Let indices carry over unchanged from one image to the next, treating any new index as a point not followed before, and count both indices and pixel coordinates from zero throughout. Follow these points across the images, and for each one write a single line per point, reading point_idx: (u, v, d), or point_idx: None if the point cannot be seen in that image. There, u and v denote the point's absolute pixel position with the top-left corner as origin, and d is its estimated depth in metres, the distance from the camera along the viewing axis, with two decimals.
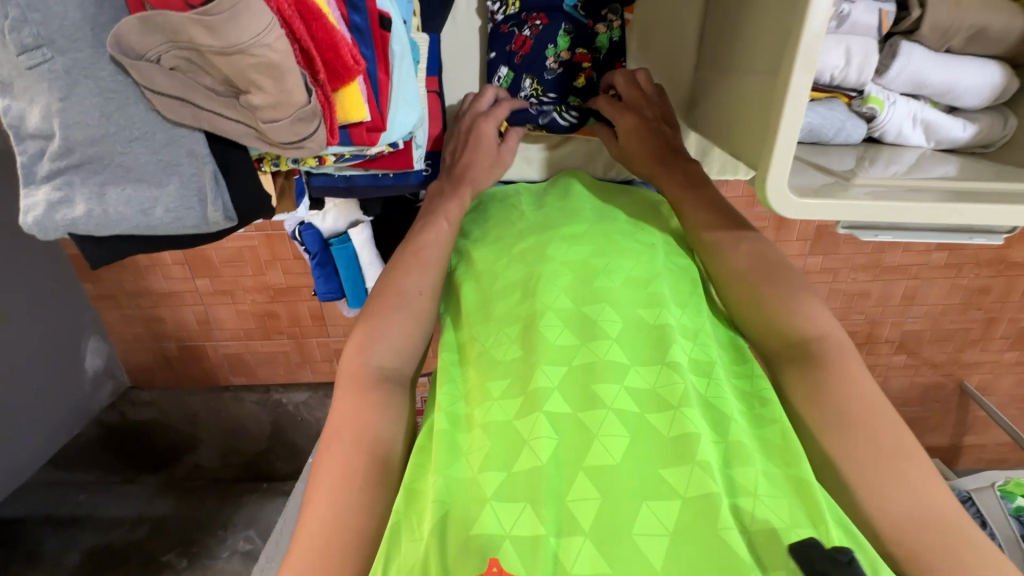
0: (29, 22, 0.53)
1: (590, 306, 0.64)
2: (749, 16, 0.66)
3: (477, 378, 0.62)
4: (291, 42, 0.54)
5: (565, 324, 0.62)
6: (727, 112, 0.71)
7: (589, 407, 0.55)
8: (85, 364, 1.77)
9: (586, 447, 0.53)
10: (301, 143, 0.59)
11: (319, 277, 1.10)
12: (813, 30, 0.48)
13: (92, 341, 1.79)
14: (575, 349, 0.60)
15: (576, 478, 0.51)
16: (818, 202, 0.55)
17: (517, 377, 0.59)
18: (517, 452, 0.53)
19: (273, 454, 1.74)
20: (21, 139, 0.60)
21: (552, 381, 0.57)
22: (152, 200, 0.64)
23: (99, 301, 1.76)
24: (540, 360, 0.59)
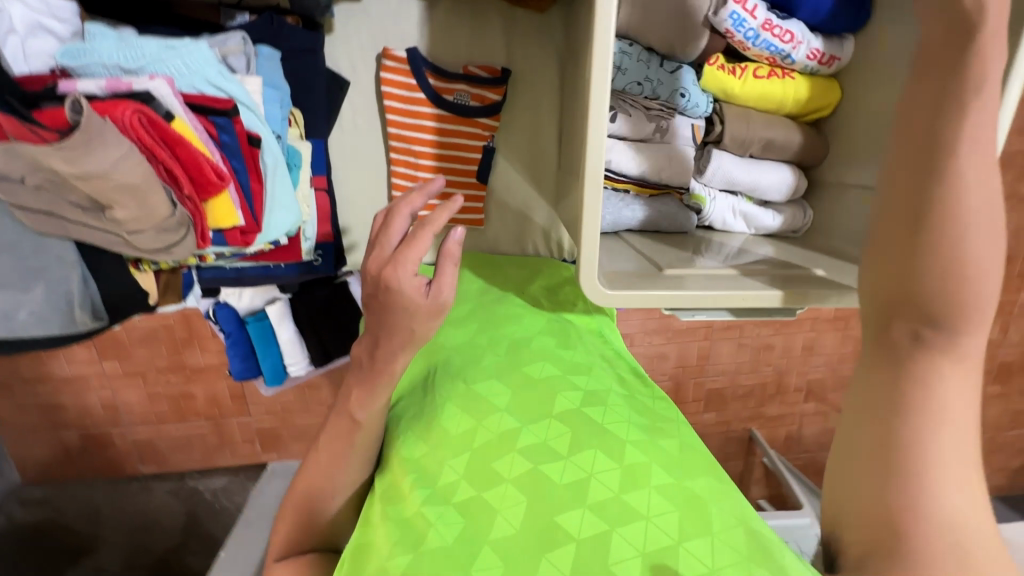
0: None
1: (476, 380, 0.60)
2: (575, 133, 0.80)
3: (392, 474, 0.56)
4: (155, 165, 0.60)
5: (457, 405, 0.58)
6: (573, 208, 0.82)
7: (486, 483, 0.50)
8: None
9: (489, 521, 0.48)
10: (169, 250, 0.64)
11: (233, 355, 1.06)
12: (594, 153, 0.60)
13: None
14: (472, 430, 0.55)
15: (481, 553, 0.46)
16: (624, 292, 0.65)
17: (419, 471, 0.54)
18: (422, 542, 0.48)
19: (187, 548, 1.69)
20: None
21: (456, 471, 0.52)
22: (16, 304, 0.65)
23: None
24: (443, 451, 0.54)
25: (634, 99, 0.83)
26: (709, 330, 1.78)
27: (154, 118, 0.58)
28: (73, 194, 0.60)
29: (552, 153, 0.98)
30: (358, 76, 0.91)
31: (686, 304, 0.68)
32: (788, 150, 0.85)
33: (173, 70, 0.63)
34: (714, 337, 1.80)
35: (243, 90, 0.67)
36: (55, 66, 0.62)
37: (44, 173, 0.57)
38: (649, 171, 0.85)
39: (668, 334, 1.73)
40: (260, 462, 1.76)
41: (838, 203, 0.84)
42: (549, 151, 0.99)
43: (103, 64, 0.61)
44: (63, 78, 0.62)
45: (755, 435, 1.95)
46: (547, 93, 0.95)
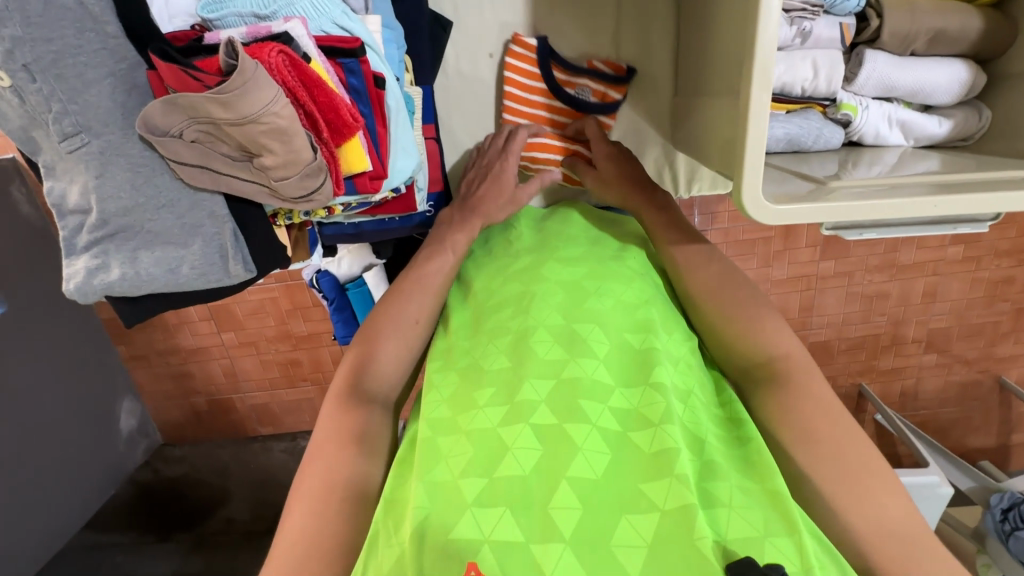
0: (70, 113, 0.60)
1: (580, 325, 0.65)
2: (711, 42, 0.71)
3: (468, 385, 0.63)
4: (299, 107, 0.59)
5: (556, 341, 0.63)
6: (704, 130, 0.75)
7: (571, 417, 0.56)
8: (121, 422, 1.80)
9: (568, 456, 0.53)
10: (310, 197, 0.65)
11: (338, 322, 1.09)
12: (764, 53, 0.53)
13: (126, 403, 1.82)
14: (562, 365, 0.61)
15: (559, 485, 0.51)
16: (792, 208, 0.58)
17: (504, 390, 0.60)
18: (500, 459, 0.54)
19: None
20: (63, 216, 0.68)
21: (540, 396, 0.58)
22: (179, 259, 0.70)
23: (133, 361, 1.79)
24: (529, 376, 0.60)
25: None
26: (814, 279, 1.63)
27: (295, 58, 0.58)
28: (224, 145, 0.61)
29: (667, 73, 0.90)
30: (460, 16, 0.89)
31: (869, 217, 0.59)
32: (964, 40, 0.72)
33: (303, 12, 0.63)
34: (820, 286, 1.64)
35: (366, 30, 0.67)
36: (195, 21, 0.64)
37: (200, 123, 0.59)
38: (790, 82, 0.76)
39: (768, 285, 1.60)
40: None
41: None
42: (662, 71, 0.91)
43: (239, 12, 0.62)
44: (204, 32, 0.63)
45: (865, 391, 1.79)
46: (660, 14, 0.87)
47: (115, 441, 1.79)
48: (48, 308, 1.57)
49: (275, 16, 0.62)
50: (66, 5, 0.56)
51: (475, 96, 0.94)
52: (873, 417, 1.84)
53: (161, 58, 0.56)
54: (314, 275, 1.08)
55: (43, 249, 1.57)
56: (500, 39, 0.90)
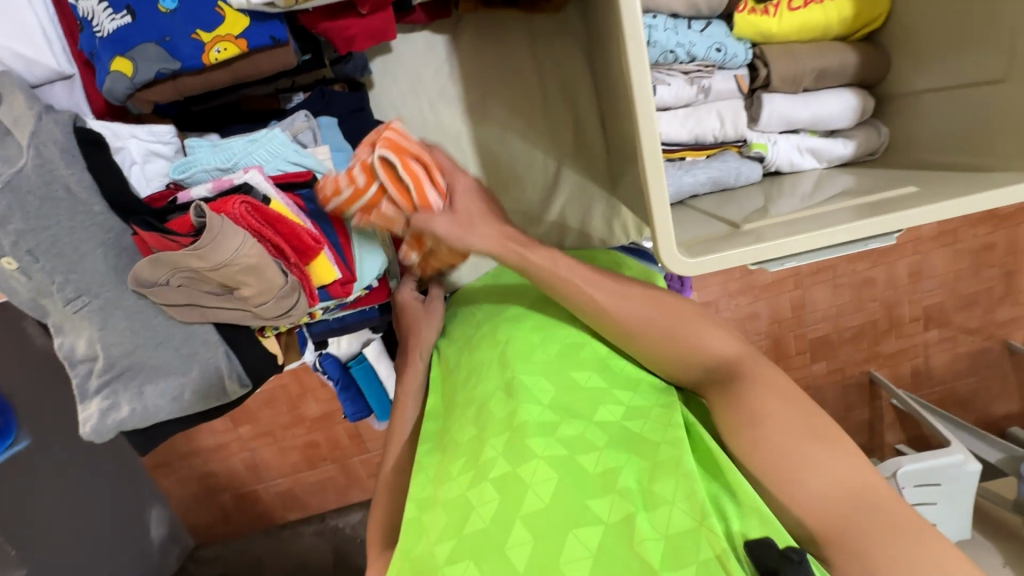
0: (71, 280, 0.68)
1: (524, 374, 0.68)
2: (621, 120, 0.81)
3: (445, 458, 0.67)
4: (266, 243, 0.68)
5: (504, 397, 0.66)
6: (635, 192, 0.83)
7: (522, 461, 0.59)
8: (152, 534, 1.82)
9: (522, 496, 0.57)
10: (289, 313, 0.73)
11: (345, 400, 1.08)
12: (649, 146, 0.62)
13: (156, 511, 1.84)
14: (513, 416, 0.64)
15: (513, 526, 0.56)
16: (706, 258, 0.65)
17: (469, 456, 0.64)
18: (465, 516, 0.58)
19: None
20: (74, 365, 0.76)
21: (497, 452, 0.61)
22: (181, 387, 0.78)
23: (157, 470, 1.82)
24: (487, 436, 0.64)
25: (669, 68, 0.83)
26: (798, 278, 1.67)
27: (257, 204, 0.67)
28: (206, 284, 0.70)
29: (599, 141, 1.00)
30: (404, 120, 0.98)
31: (786, 252, 0.65)
32: (845, 74, 0.81)
33: (260, 159, 0.73)
34: (806, 284, 1.68)
35: (317, 161, 0.76)
36: (169, 180, 0.74)
37: (182, 271, 0.67)
38: (702, 133, 0.84)
39: (753, 291, 1.65)
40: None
41: (912, 114, 0.80)
42: (595, 139, 1.00)
43: (206, 168, 0.72)
44: (177, 189, 0.73)
45: (876, 377, 1.80)
46: (582, 90, 0.97)
47: (149, 552, 1.81)
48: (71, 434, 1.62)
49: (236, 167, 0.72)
50: (58, 196, 0.65)
51: None
52: (889, 402, 1.84)
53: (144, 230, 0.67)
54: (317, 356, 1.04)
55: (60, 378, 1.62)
56: (443, 133, 0.99)
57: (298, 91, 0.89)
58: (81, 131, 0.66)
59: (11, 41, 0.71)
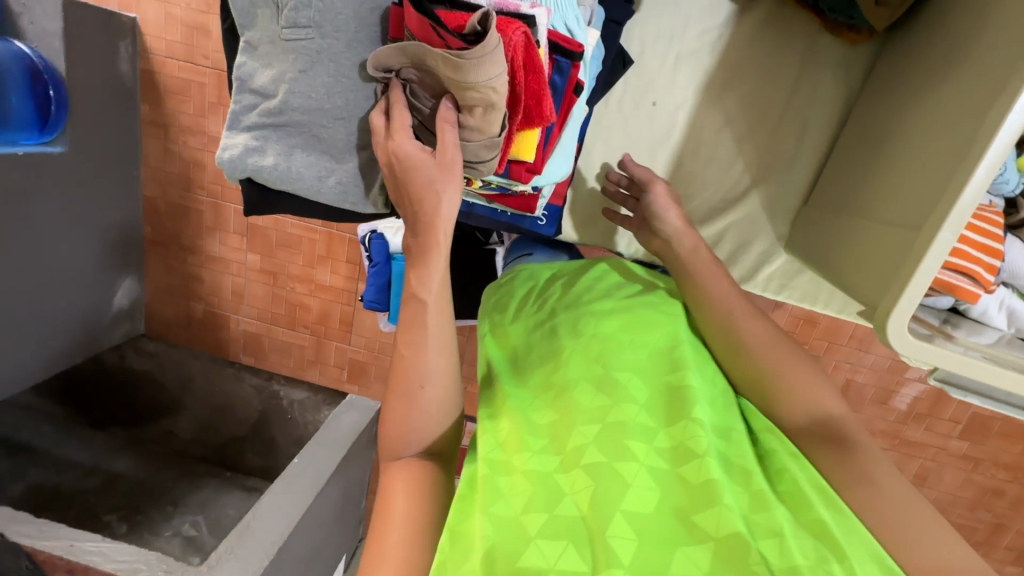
0: (310, 8, 0.64)
1: (612, 363, 0.56)
2: (874, 179, 0.76)
3: (519, 430, 0.54)
4: (516, 84, 0.64)
5: (591, 382, 0.55)
6: (844, 252, 0.76)
7: (618, 456, 0.49)
8: (114, 301, 1.62)
9: (620, 493, 0.46)
10: (476, 166, 0.69)
11: (370, 285, 1.17)
12: (961, 209, 0.55)
13: (126, 282, 1.64)
14: (602, 406, 0.53)
15: (611, 521, 0.45)
16: (928, 347, 0.59)
17: (553, 435, 0.53)
18: (557, 500, 0.48)
19: (249, 445, 1.57)
20: (241, 92, 0.69)
21: (586, 438, 0.51)
22: (329, 171, 0.71)
23: (152, 246, 1.63)
24: (573, 418, 0.53)
25: None
26: None
27: (532, 44, 0.63)
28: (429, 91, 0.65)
29: (801, 187, 0.95)
30: (643, 59, 0.92)
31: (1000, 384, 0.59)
32: None
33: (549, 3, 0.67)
34: None
35: (586, 39, 0.71)
36: None
37: (421, 67, 0.63)
38: None
39: None
40: (341, 389, 1.67)
41: None
42: (799, 181, 0.95)
43: None
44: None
45: None
46: (817, 129, 0.92)
47: (101, 316, 1.60)
48: (96, 154, 1.41)
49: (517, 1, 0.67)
50: None
51: (626, 138, 0.97)
52: None
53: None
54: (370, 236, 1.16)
55: (110, 93, 1.39)
56: (670, 92, 0.94)
57: None
58: None
59: None
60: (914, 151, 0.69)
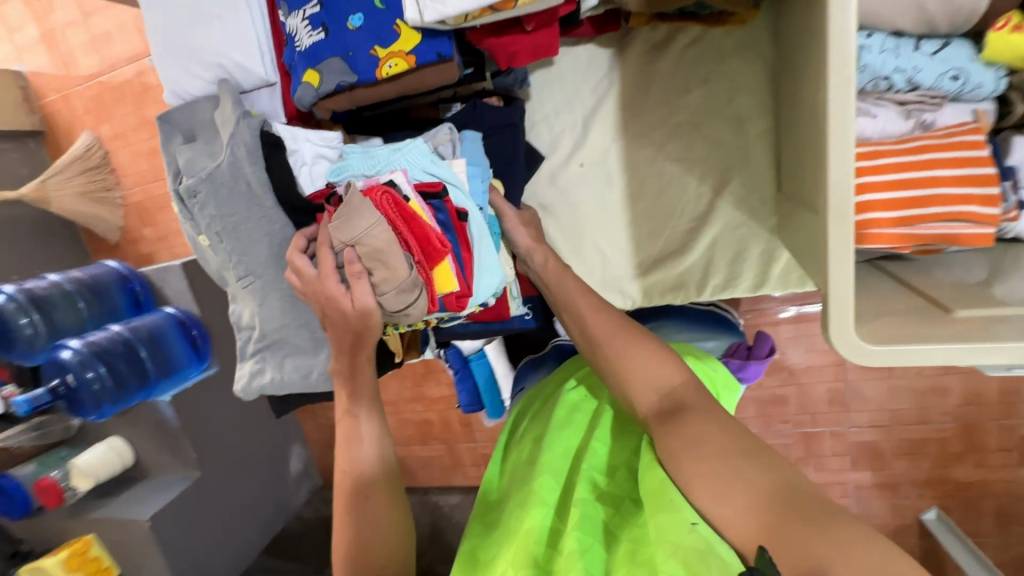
0: (242, 261, 0.79)
1: (531, 478, 0.63)
2: (803, 161, 0.69)
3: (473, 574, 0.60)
4: (397, 234, 0.68)
5: (518, 505, 0.61)
6: (808, 247, 0.68)
7: (520, 567, 0.53)
8: (290, 467, 1.88)
9: None
10: (406, 312, 0.69)
11: (462, 391, 1.19)
12: (841, 198, 0.50)
13: (296, 448, 1.91)
14: (518, 523, 0.59)
15: None
16: (894, 348, 0.51)
17: (487, 569, 0.58)
18: None
19: (430, 555, 1.73)
20: (240, 330, 0.88)
21: (503, 562, 0.55)
22: (310, 366, 0.84)
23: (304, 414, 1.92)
24: (501, 546, 0.58)
25: (879, 96, 0.67)
26: None
27: (397, 196, 0.69)
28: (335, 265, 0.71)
29: (769, 174, 0.87)
30: (553, 137, 0.96)
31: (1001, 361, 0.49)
32: None
33: (403, 164, 0.76)
34: None
35: (451, 172, 0.78)
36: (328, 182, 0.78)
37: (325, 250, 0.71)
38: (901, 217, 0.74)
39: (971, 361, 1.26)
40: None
41: None
42: (765, 171, 0.88)
43: (358, 173, 0.76)
44: (330, 188, 0.77)
45: None
46: (754, 116, 0.86)
47: (286, 480, 1.86)
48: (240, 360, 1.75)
49: (378, 174, 0.75)
50: (241, 189, 0.76)
51: (574, 206, 0.98)
52: None
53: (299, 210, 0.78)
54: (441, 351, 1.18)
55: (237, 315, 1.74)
56: (589, 150, 0.95)
57: (457, 100, 0.91)
58: (265, 134, 0.76)
59: (239, 56, 0.79)
60: (813, 126, 0.62)
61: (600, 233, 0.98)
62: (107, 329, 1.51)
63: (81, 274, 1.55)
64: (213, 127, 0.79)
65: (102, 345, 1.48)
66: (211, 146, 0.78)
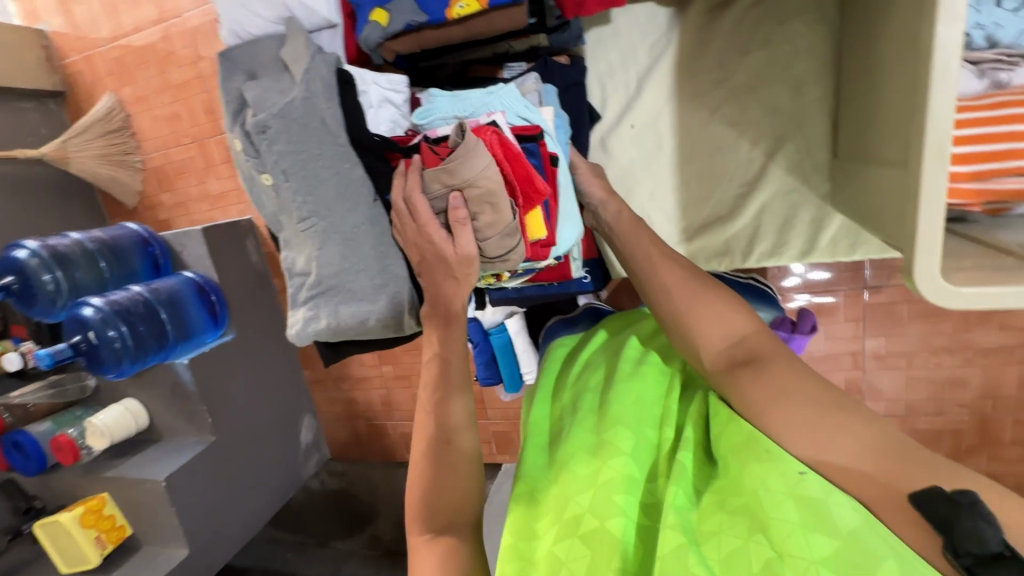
0: (306, 202, 0.79)
1: (603, 427, 0.63)
2: (875, 118, 0.68)
3: (536, 511, 0.61)
4: (505, 172, 0.71)
5: (589, 451, 0.62)
6: (874, 203, 0.68)
7: (607, 514, 0.54)
8: (301, 438, 1.86)
9: (604, 549, 0.52)
10: (507, 256, 0.73)
11: (480, 364, 1.16)
12: (935, 140, 0.50)
13: (307, 419, 1.89)
14: (594, 469, 0.59)
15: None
16: (979, 291, 0.51)
17: (556, 505, 0.59)
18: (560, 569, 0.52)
19: None
20: (292, 276, 0.89)
21: (583, 505, 0.56)
22: (368, 312, 0.85)
23: (316, 385, 1.90)
24: (571, 486, 0.59)
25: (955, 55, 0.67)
26: None
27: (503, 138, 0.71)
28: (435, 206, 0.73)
29: (824, 139, 0.87)
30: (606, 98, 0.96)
31: None
32: None
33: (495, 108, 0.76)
34: None
35: (541, 118, 0.78)
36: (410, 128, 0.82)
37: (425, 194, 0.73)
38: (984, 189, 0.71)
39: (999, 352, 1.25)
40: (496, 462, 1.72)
41: None
42: (819, 136, 0.87)
43: (444, 116, 0.77)
44: (414, 135, 0.80)
45: None
46: (813, 80, 0.85)
47: (297, 450, 1.84)
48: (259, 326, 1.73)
49: (474, 117, 0.76)
50: (316, 126, 0.76)
51: (623, 166, 0.97)
52: None
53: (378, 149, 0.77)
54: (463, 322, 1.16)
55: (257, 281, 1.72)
56: (641, 111, 0.95)
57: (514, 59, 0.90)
58: (340, 71, 0.76)
59: None
60: (894, 78, 0.61)
61: (647, 196, 0.98)
62: (129, 290, 1.47)
63: (104, 235, 1.54)
64: (280, 64, 0.79)
65: (123, 304, 1.44)
66: (280, 83, 0.77)
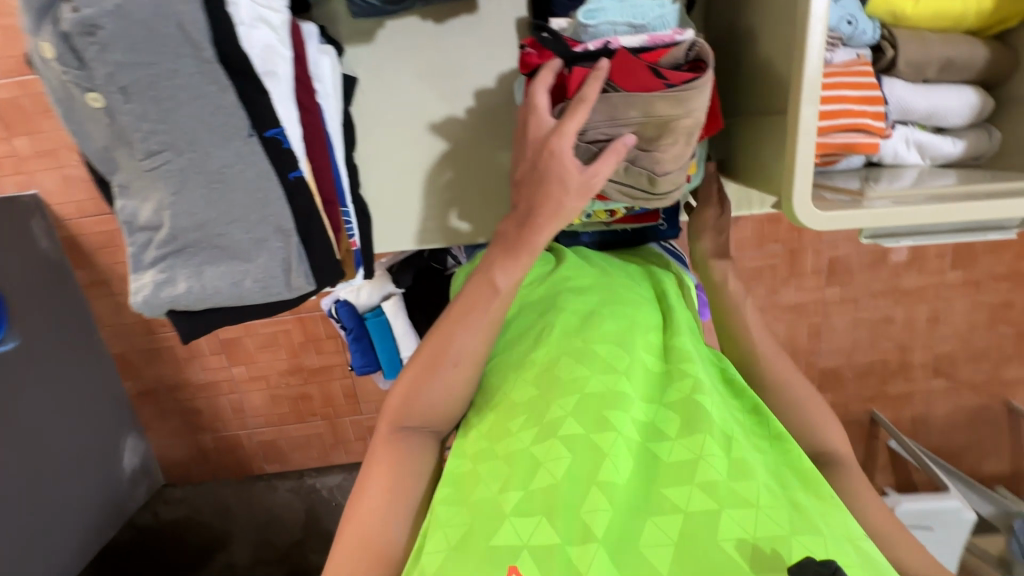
0: (158, 131, 0.64)
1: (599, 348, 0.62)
2: (744, 77, 0.77)
3: (505, 417, 0.59)
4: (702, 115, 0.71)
5: (577, 363, 0.60)
6: (746, 150, 0.78)
7: (599, 428, 0.53)
8: (123, 465, 1.50)
9: (598, 463, 0.51)
10: (669, 193, 0.75)
11: (355, 353, 1.08)
12: (809, 81, 0.58)
13: (131, 440, 1.52)
14: (585, 382, 0.58)
15: (591, 490, 0.49)
16: (837, 213, 0.62)
17: (533, 412, 0.57)
18: (540, 470, 0.52)
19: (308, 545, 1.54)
20: (132, 232, 0.71)
21: (566, 410, 0.55)
22: (243, 273, 0.73)
23: (139, 398, 1.51)
24: (555, 395, 0.57)
25: None
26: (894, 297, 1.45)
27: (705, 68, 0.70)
28: (625, 129, 0.70)
29: None
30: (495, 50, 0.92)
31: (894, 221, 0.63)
32: (973, 67, 0.80)
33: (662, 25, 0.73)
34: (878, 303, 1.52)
35: None
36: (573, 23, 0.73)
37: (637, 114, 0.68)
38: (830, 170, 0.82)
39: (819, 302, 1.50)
40: None
41: None
42: None
43: (613, 22, 0.71)
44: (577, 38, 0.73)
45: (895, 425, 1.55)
46: None
47: (116, 481, 1.47)
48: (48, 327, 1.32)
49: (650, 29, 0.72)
50: (170, 32, 0.61)
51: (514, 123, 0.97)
52: (887, 444, 1.49)
53: (546, 46, 0.73)
54: (331, 306, 1.06)
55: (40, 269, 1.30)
56: None
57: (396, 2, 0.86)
58: None
59: None
60: (762, 39, 0.70)
61: None
62: None
63: None
64: None
65: None
66: None
